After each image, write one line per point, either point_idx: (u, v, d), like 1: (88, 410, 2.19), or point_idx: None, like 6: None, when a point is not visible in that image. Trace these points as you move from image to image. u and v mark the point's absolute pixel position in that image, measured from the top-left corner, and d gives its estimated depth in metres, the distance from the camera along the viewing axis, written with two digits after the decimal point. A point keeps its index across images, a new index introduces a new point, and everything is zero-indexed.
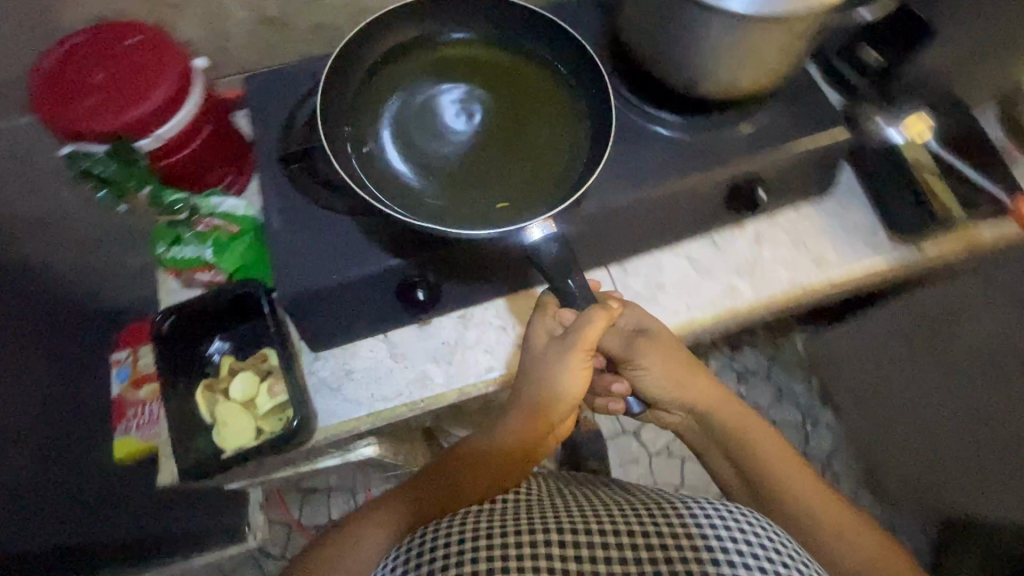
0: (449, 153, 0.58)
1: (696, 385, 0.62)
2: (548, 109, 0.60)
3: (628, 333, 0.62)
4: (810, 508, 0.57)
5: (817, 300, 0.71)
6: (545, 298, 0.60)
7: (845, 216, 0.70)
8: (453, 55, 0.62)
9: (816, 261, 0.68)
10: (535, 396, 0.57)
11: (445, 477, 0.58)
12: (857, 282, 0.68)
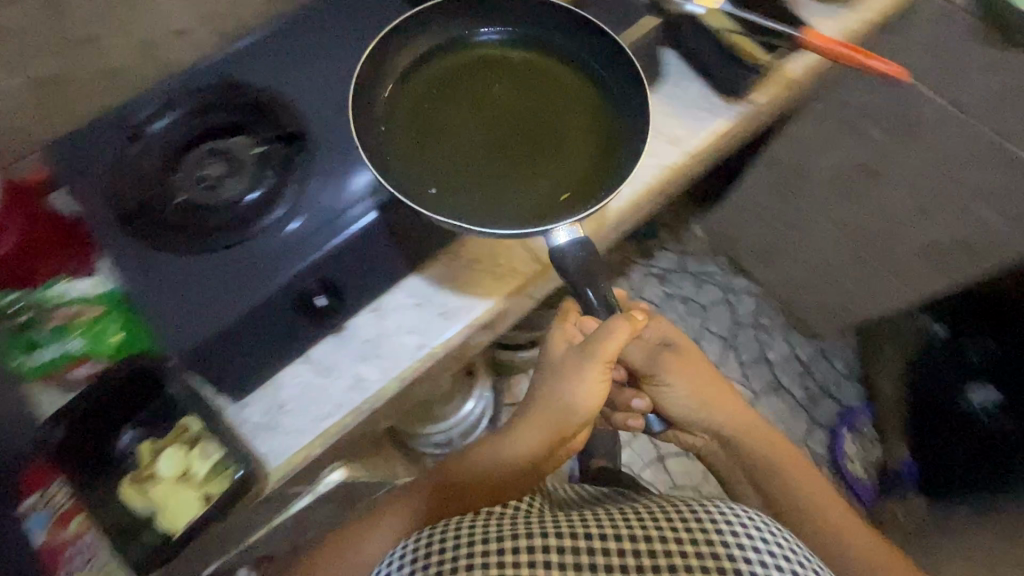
0: (492, 149, 0.63)
1: (721, 421, 0.83)
2: (565, 113, 0.65)
3: (654, 350, 0.82)
4: (828, 525, 0.77)
5: (688, 176, 0.77)
6: (566, 310, 0.75)
7: (682, 94, 0.76)
8: (467, 67, 0.68)
9: (672, 140, 0.74)
10: (557, 402, 0.70)
11: (471, 472, 0.75)
12: (712, 148, 0.75)
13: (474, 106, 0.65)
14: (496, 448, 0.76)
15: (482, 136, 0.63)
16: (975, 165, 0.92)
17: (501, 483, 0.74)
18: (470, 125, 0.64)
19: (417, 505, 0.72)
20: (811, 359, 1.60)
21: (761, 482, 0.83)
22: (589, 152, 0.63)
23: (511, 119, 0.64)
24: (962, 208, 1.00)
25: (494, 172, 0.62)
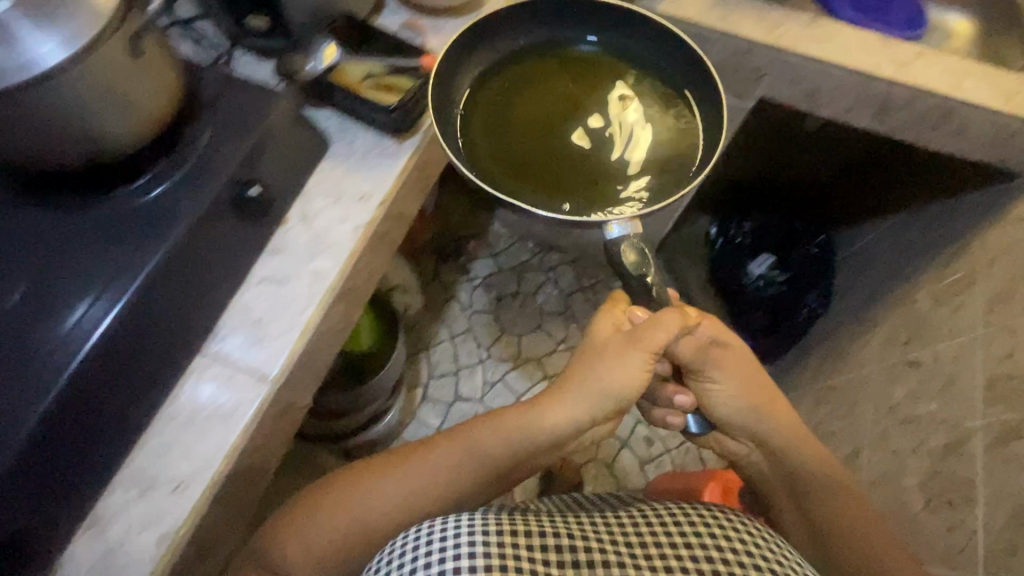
0: (572, 150, 0.76)
1: (766, 413, 0.79)
2: (630, 111, 0.79)
3: (705, 349, 0.78)
4: (849, 524, 0.73)
5: (395, 220, 0.76)
6: (617, 298, 0.79)
7: (355, 147, 0.75)
8: (527, 83, 0.81)
9: (359, 198, 0.71)
10: (594, 390, 0.72)
11: (502, 443, 0.73)
12: (399, 189, 0.73)
13: (544, 113, 0.79)
14: (530, 417, 0.73)
15: (551, 144, 0.76)
16: None
17: (516, 455, 0.73)
18: (544, 126, 0.77)
19: (456, 461, 0.72)
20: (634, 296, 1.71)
21: (798, 489, 0.78)
22: (630, 160, 0.75)
23: (569, 126, 0.78)
24: None
25: (605, 141, 0.77)
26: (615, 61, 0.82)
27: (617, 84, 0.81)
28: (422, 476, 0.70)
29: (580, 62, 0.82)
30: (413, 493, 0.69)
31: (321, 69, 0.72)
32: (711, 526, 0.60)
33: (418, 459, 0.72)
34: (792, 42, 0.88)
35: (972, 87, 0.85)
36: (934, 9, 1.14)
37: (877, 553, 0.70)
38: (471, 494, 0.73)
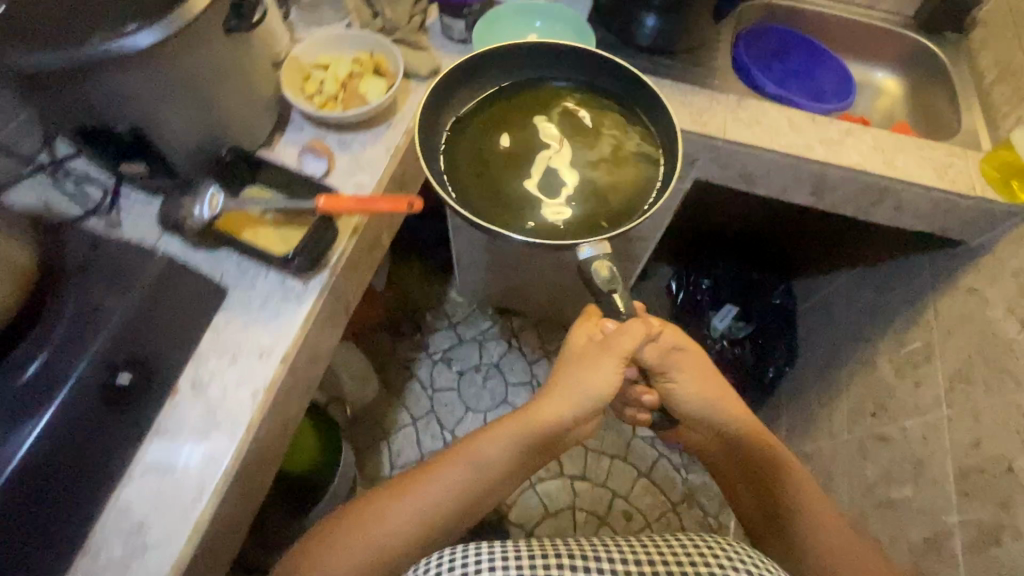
0: (550, 182, 0.76)
1: (721, 404, 0.80)
2: (611, 148, 0.78)
3: (668, 353, 0.79)
4: (809, 517, 0.69)
5: (306, 364, 0.69)
6: (592, 308, 0.80)
7: (251, 292, 0.67)
8: (511, 120, 0.80)
9: (258, 354, 0.64)
10: (573, 395, 0.73)
11: (503, 450, 0.71)
12: (304, 339, 0.66)
13: (524, 147, 0.79)
14: (519, 423, 0.73)
15: (531, 179, 0.76)
16: None
17: (515, 460, 0.72)
18: (521, 160, 0.77)
19: (460, 475, 0.70)
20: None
21: (767, 493, 0.75)
22: (608, 197, 0.75)
23: (547, 162, 0.78)
24: None
25: (584, 176, 0.76)
26: (591, 97, 0.81)
27: (599, 119, 0.80)
28: (426, 495, 0.69)
29: (563, 98, 0.81)
30: (419, 510, 0.67)
31: (208, 217, 0.64)
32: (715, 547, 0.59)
33: (419, 484, 0.70)
34: (718, 128, 0.85)
35: (904, 164, 0.83)
36: (862, 69, 1.14)
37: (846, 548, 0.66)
38: (476, 507, 0.72)
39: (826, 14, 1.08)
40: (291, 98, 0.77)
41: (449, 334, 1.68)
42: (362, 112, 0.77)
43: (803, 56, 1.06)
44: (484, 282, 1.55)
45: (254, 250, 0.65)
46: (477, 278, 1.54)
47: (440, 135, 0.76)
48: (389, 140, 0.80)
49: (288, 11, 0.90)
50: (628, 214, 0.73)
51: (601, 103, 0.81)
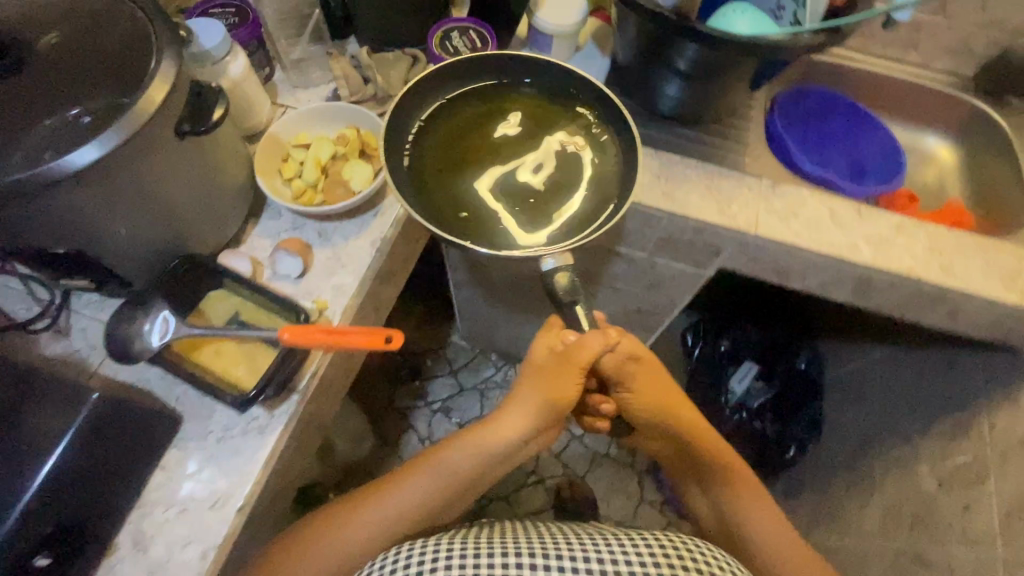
0: (507, 189, 0.69)
1: (677, 410, 0.76)
2: (580, 157, 0.70)
3: (624, 365, 0.70)
4: (765, 518, 0.74)
5: (267, 503, 0.61)
6: (556, 319, 0.72)
7: (209, 425, 0.59)
8: (470, 131, 0.72)
9: (210, 505, 0.56)
10: (534, 404, 0.69)
11: (467, 461, 0.70)
12: (264, 483, 0.58)
13: (486, 151, 0.71)
14: (478, 437, 0.71)
15: (497, 195, 0.68)
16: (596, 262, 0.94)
17: (480, 470, 0.71)
18: (483, 174, 0.69)
19: (422, 487, 0.70)
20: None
21: (710, 487, 0.80)
22: (565, 212, 0.67)
23: (511, 172, 0.70)
24: (613, 288, 1.00)
25: (551, 190, 0.69)
26: (565, 103, 0.73)
27: (565, 126, 0.72)
28: (387, 510, 0.68)
29: (524, 104, 0.73)
30: (381, 527, 0.67)
31: (157, 342, 0.56)
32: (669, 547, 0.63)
33: (377, 498, 0.69)
34: (748, 220, 0.75)
35: (963, 271, 0.72)
36: (911, 133, 1.02)
37: (788, 551, 0.71)
38: (443, 514, 0.72)
39: (875, 73, 0.97)
40: (264, 187, 0.68)
41: (449, 383, 1.56)
42: (345, 207, 0.68)
43: (844, 123, 0.95)
44: (487, 331, 1.45)
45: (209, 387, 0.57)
46: (479, 327, 1.44)
47: (396, 150, 0.68)
48: (376, 231, 0.71)
49: (271, 72, 0.82)
50: (578, 229, 0.65)
51: (580, 110, 0.72)
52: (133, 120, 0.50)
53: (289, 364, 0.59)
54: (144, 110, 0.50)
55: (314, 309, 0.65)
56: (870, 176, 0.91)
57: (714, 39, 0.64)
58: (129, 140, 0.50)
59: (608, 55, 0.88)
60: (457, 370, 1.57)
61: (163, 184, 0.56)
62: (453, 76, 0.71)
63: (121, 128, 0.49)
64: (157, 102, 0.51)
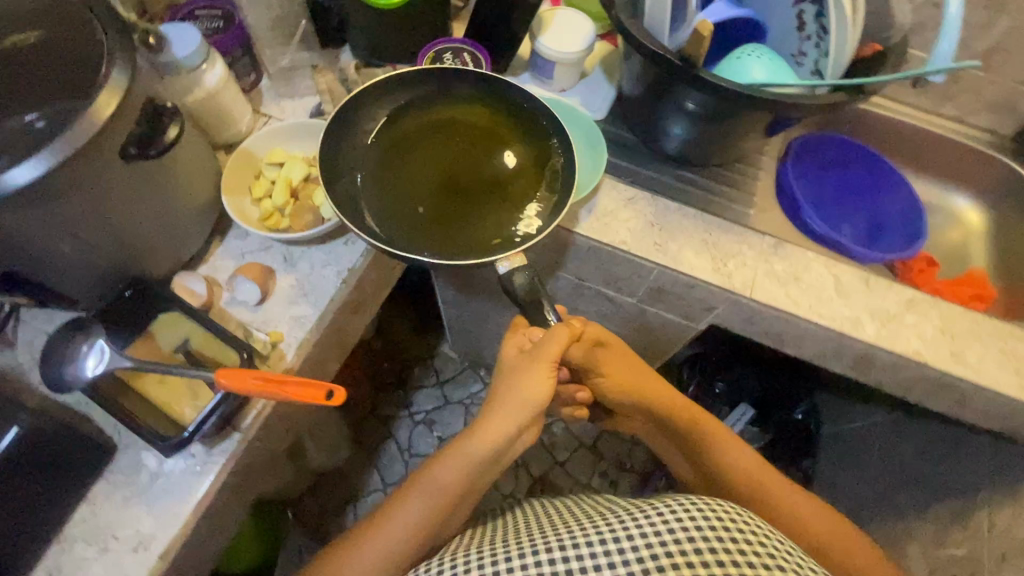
0: (453, 196, 0.66)
1: (649, 386, 0.73)
2: (525, 164, 0.68)
3: (592, 354, 0.69)
4: (782, 501, 0.66)
5: (199, 544, 0.58)
6: (517, 321, 0.73)
7: (143, 459, 0.56)
8: (409, 136, 0.69)
9: (133, 546, 0.53)
10: (513, 412, 0.65)
11: (456, 472, 0.66)
12: (193, 526, 0.55)
13: (431, 159, 0.68)
14: (461, 448, 0.66)
15: (442, 201, 0.66)
16: (582, 299, 0.88)
17: (471, 481, 0.67)
18: (427, 180, 0.67)
19: (418, 509, 0.65)
20: (598, 442, 1.42)
21: (693, 455, 0.73)
22: (507, 223, 0.65)
23: (455, 177, 0.67)
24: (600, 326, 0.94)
25: (493, 199, 0.66)
26: (510, 113, 0.70)
27: (509, 133, 0.70)
28: (389, 539, 0.63)
29: (464, 110, 0.71)
30: (386, 556, 0.62)
31: (87, 376, 0.54)
32: (713, 512, 0.55)
33: (374, 529, 0.64)
34: (744, 282, 0.69)
35: (976, 360, 0.66)
36: (939, 188, 0.95)
37: (778, 498, 0.66)
38: (443, 529, 0.68)
39: (903, 123, 0.91)
40: (228, 207, 0.64)
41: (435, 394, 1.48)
42: (311, 236, 0.65)
43: (865, 174, 0.87)
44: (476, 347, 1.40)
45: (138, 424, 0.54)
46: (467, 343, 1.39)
47: (338, 155, 0.66)
48: (344, 261, 0.67)
49: (257, 78, 0.78)
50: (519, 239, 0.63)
51: (526, 117, 0.69)
52: (81, 133, 0.46)
53: (235, 403, 0.56)
54: (93, 124, 0.46)
55: (266, 342, 0.62)
56: (886, 237, 0.84)
57: (721, 90, 0.59)
58: (75, 156, 0.46)
59: (614, 85, 0.81)
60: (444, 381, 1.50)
61: (115, 204, 0.52)
62: (393, 82, 0.68)
63: (68, 142, 0.45)
64: (107, 115, 0.47)
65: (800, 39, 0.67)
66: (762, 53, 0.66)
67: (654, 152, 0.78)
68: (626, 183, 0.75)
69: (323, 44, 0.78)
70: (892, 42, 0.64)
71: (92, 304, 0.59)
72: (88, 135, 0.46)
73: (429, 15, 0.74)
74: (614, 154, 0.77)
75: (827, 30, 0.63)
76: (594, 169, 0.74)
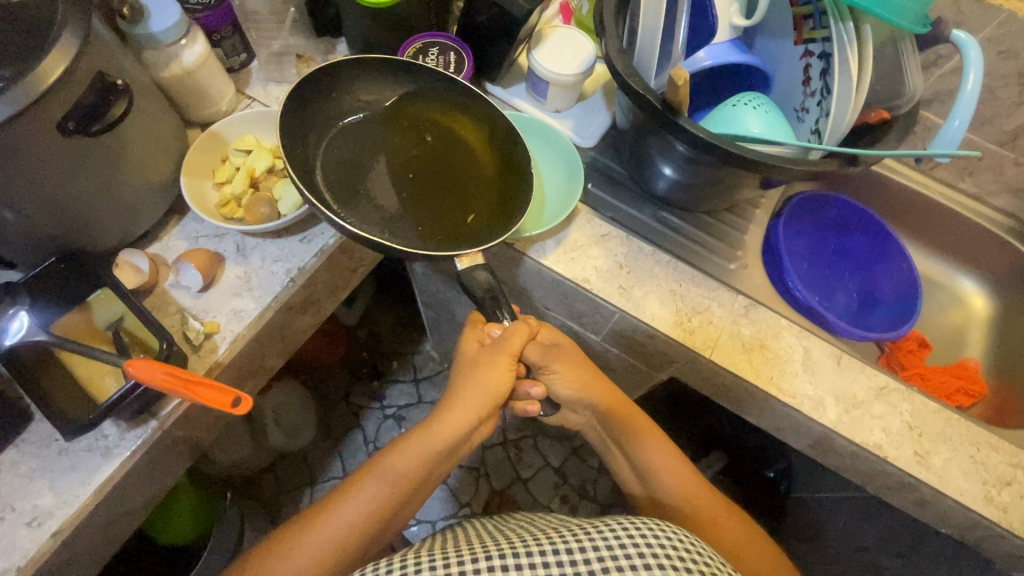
0: (406, 192, 0.65)
1: (601, 385, 0.67)
2: (489, 172, 0.68)
3: (546, 354, 0.64)
4: (724, 525, 0.63)
5: (99, 527, 0.57)
6: (475, 315, 0.65)
7: (54, 433, 0.56)
8: (373, 127, 0.68)
9: (28, 520, 0.53)
10: (474, 404, 0.60)
11: (416, 459, 0.59)
12: (92, 507, 0.54)
13: (388, 153, 0.67)
14: (423, 436, 0.60)
15: (402, 195, 0.65)
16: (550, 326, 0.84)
17: (430, 471, 0.61)
18: (384, 173, 0.66)
19: (372, 498, 0.58)
20: (565, 465, 1.31)
21: (632, 454, 0.68)
22: (461, 224, 0.65)
23: (415, 173, 0.67)
24: None
25: (448, 200, 0.66)
26: (478, 115, 0.69)
27: (476, 139, 0.69)
28: (336, 528, 0.56)
29: (426, 108, 0.70)
30: (331, 549, 0.55)
31: (8, 344, 0.53)
32: (684, 545, 0.51)
33: (319, 519, 0.56)
34: (706, 341, 0.66)
35: (941, 464, 0.62)
36: (946, 267, 0.92)
37: (716, 519, 0.63)
38: (395, 521, 0.61)
39: (915, 191, 0.86)
40: (184, 189, 0.64)
41: (408, 394, 1.35)
42: (266, 229, 0.63)
43: (865, 241, 0.83)
44: None
45: (54, 401, 0.54)
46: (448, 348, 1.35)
47: (302, 134, 0.64)
48: (295, 258, 0.66)
49: (248, 58, 0.75)
50: (474, 239, 0.63)
51: (497, 121, 0.68)
52: (19, 97, 0.44)
53: (154, 392, 0.55)
54: (33, 90, 0.45)
55: (199, 332, 0.61)
56: (878, 310, 0.80)
57: (704, 142, 0.55)
58: (7, 122, 0.44)
59: (611, 114, 0.77)
60: (419, 382, 1.37)
61: (55, 175, 0.51)
62: (360, 68, 0.66)
63: (2, 106, 0.43)
64: (49, 82, 0.45)
65: (805, 94, 0.63)
66: (759, 104, 0.61)
67: (639, 188, 0.74)
68: (603, 219, 0.72)
69: (317, 32, 0.78)
70: (901, 111, 0.60)
71: (31, 266, 0.58)
72: (24, 102, 0.44)
73: (424, 14, 0.71)
74: (598, 186, 0.74)
75: (830, 90, 0.59)
76: (570, 195, 0.71)
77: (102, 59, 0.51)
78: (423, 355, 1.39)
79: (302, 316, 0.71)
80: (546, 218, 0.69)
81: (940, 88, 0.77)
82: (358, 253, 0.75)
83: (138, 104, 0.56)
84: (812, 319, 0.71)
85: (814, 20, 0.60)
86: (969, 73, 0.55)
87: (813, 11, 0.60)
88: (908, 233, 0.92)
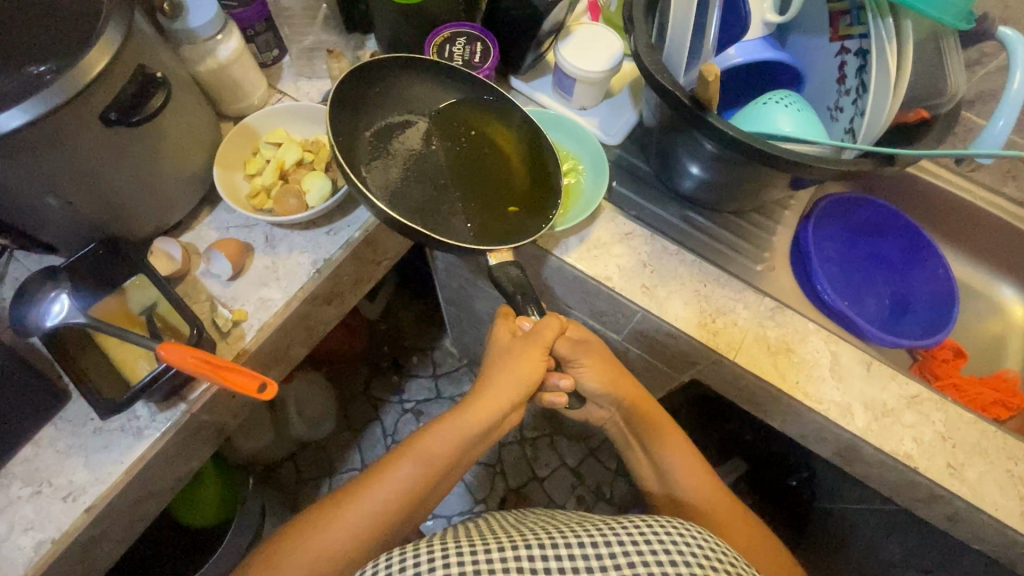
0: (443, 186, 0.66)
1: (626, 382, 0.66)
2: (519, 171, 0.68)
3: (574, 349, 0.63)
4: (742, 531, 0.61)
5: (128, 505, 0.59)
6: (504, 308, 0.65)
7: (90, 412, 0.58)
8: (413, 121, 0.68)
9: (64, 495, 0.55)
10: (505, 394, 0.60)
11: (447, 445, 0.59)
12: (122, 484, 0.56)
13: (427, 148, 0.68)
14: (455, 423, 0.60)
15: (440, 189, 0.65)
16: None
17: (461, 456, 0.61)
18: (424, 166, 0.66)
19: (407, 478, 0.58)
20: (582, 465, 1.31)
21: (653, 453, 0.68)
22: (496, 220, 0.65)
23: (451, 168, 0.67)
24: None
25: (482, 196, 0.66)
26: (509, 116, 0.70)
27: (505, 139, 0.70)
28: (373, 505, 0.56)
29: (459, 108, 0.70)
30: (368, 526, 0.55)
31: (51, 324, 0.55)
32: (709, 545, 0.50)
33: (354, 496, 0.57)
34: (730, 344, 0.64)
35: (975, 478, 0.60)
36: (985, 276, 0.89)
37: (735, 522, 0.62)
38: (425, 503, 0.61)
39: (954, 196, 0.83)
40: (217, 180, 0.66)
41: (426, 389, 1.36)
42: (294, 221, 0.65)
43: (901, 245, 0.80)
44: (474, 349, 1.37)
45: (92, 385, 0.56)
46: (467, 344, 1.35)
47: (350, 123, 0.65)
48: (322, 249, 0.67)
49: (280, 54, 0.77)
50: (511, 236, 0.64)
51: (526, 123, 0.69)
52: (65, 89, 0.46)
53: (182, 377, 0.57)
54: (78, 83, 0.46)
55: (228, 319, 0.62)
56: (913, 317, 0.78)
57: (737, 141, 0.54)
58: (53, 112, 0.46)
59: (638, 111, 0.77)
60: (438, 378, 1.38)
61: (97, 163, 0.52)
62: (400, 64, 0.68)
63: (48, 97, 0.45)
64: (93, 75, 0.47)
65: (839, 92, 0.61)
66: (791, 102, 0.59)
67: (665, 187, 0.73)
68: (628, 217, 0.71)
69: (348, 29, 0.79)
70: (942, 111, 0.58)
71: (70, 251, 0.61)
72: (70, 92, 0.46)
73: (455, 10, 0.72)
74: (623, 184, 0.73)
75: (867, 88, 0.57)
76: (595, 193, 0.70)
77: (144, 53, 0.52)
78: (443, 351, 1.40)
79: (327, 306, 0.72)
80: (572, 214, 0.69)
81: (983, 88, 0.74)
82: (383, 247, 0.76)
83: (175, 96, 0.58)
84: (843, 324, 0.69)
85: (851, 16, 0.59)
86: (1016, 72, 0.53)
87: (850, 7, 0.59)
88: (944, 239, 0.89)
